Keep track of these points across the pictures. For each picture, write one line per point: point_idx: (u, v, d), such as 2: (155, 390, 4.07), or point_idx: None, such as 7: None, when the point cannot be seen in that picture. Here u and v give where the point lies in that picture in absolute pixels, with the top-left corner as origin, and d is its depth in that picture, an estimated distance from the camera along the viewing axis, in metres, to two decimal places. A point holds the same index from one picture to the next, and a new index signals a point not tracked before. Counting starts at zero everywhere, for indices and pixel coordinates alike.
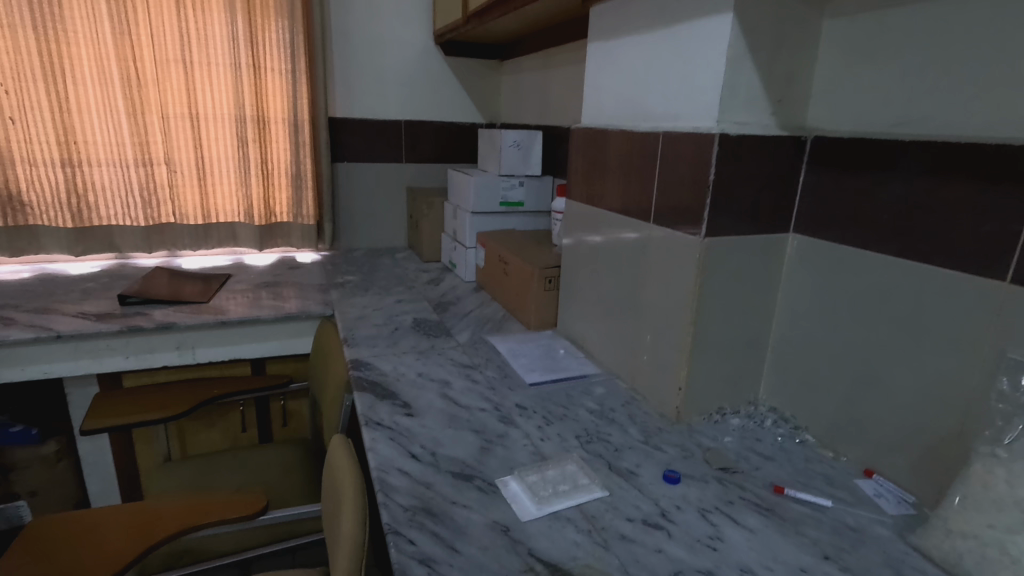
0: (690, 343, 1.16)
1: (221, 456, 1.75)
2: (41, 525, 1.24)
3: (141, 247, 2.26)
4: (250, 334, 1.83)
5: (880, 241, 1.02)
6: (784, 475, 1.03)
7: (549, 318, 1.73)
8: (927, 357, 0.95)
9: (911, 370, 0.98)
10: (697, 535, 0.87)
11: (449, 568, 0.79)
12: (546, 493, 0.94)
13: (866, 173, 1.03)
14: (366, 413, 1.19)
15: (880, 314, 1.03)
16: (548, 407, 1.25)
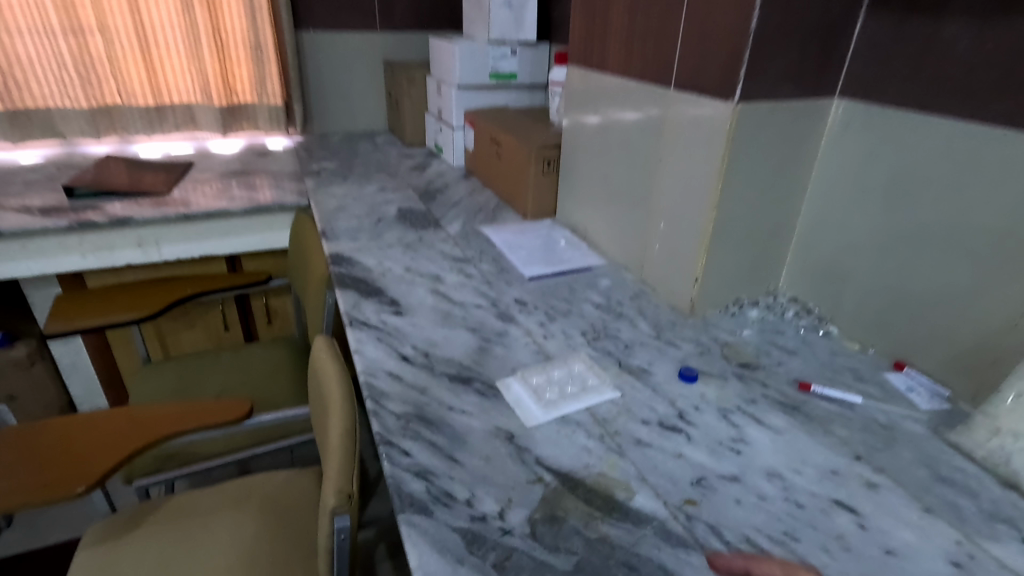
0: (712, 230, 1.03)
1: (204, 358, 1.67)
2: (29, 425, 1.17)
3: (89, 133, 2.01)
4: (219, 229, 1.67)
5: (947, 103, 0.85)
6: (808, 370, 0.95)
7: (547, 206, 1.57)
8: (989, 241, 0.83)
9: (967, 256, 0.86)
10: (718, 438, 0.80)
11: (449, 481, 0.71)
12: (553, 395, 0.86)
13: (942, 15, 0.84)
14: (349, 312, 1.08)
15: (932, 191, 0.89)
16: (550, 303, 1.14)
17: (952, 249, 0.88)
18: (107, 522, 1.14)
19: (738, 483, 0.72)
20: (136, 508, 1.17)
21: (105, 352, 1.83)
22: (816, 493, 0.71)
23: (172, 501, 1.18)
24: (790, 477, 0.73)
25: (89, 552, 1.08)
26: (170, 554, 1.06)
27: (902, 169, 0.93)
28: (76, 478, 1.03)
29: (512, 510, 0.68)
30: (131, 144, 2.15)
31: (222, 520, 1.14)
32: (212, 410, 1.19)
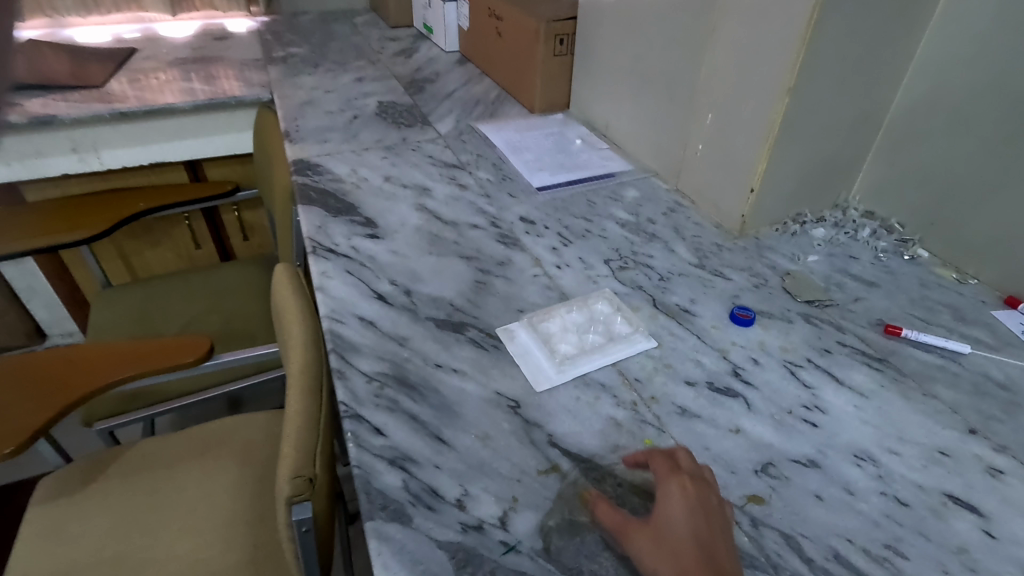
0: (781, 123, 0.78)
1: (169, 281, 1.48)
2: None
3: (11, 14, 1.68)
4: (169, 131, 1.41)
5: None
6: (894, 308, 0.75)
7: (559, 97, 1.29)
8: None
9: None
10: (785, 404, 0.61)
11: (434, 472, 0.54)
12: (569, 347, 0.67)
13: None
14: (312, 237, 0.86)
15: None
16: (564, 221, 0.91)
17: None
18: (60, 474, 1.00)
19: (818, 470, 0.55)
20: (94, 456, 1.03)
21: (63, 274, 1.64)
22: (923, 486, 0.53)
23: (133, 448, 1.04)
24: (885, 460, 0.55)
25: (39, 508, 0.95)
26: (131, 510, 0.94)
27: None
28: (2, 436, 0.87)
29: (517, 514, 0.50)
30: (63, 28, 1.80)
31: (188, 470, 1.00)
32: (163, 350, 1.01)
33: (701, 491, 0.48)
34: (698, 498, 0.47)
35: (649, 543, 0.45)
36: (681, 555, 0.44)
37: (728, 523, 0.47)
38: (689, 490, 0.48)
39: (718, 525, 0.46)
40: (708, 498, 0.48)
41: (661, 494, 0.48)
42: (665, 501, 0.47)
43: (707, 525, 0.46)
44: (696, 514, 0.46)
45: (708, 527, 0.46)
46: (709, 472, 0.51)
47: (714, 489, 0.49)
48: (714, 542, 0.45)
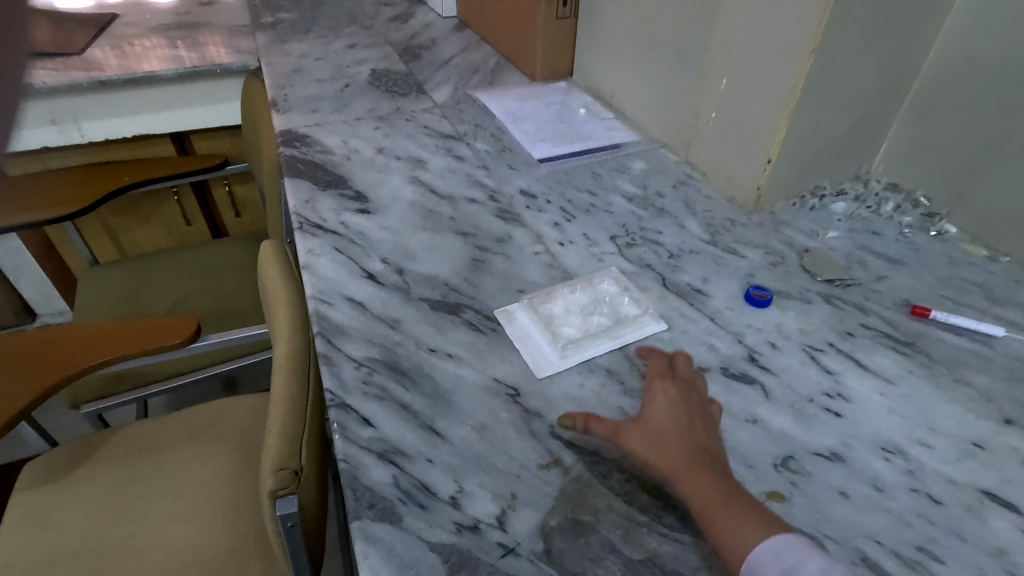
0: (803, 85, 0.72)
1: (158, 258, 1.43)
2: None
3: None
4: (153, 101, 1.34)
5: None
6: (921, 287, 0.70)
7: (562, 64, 1.22)
8: None
9: None
10: (805, 392, 0.57)
11: (427, 466, 0.50)
12: (573, 330, 0.62)
13: None
14: (299, 211, 0.81)
15: None
16: (567, 195, 0.86)
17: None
18: (45, 458, 0.97)
19: (843, 464, 0.50)
20: (80, 440, 1.00)
21: (50, 251, 1.59)
22: (957, 482, 0.49)
23: (120, 433, 1.01)
24: (915, 454, 0.51)
25: (23, 495, 0.92)
26: (119, 495, 0.91)
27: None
28: None
29: (516, 513, 0.46)
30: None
31: (178, 455, 0.97)
32: (146, 332, 0.97)
33: (685, 389, 0.53)
34: (682, 397, 0.52)
35: (637, 437, 0.49)
36: (667, 443, 0.47)
37: (713, 420, 0.52)
38: (674, 390, 0.53)
39: (701, 418, 0.50)
40: (692, 397, 0.53)
41: (648, 395, 0.53)
42: (652, 401, 0.52)
43: (691, 418, 0.50)
44: (680, 408, 0.51)
45: (692, 420, 0.50)
46: (696, 377, 0.56)
47: (700, 392, 0.54)
48: (698, 431, 0.49)
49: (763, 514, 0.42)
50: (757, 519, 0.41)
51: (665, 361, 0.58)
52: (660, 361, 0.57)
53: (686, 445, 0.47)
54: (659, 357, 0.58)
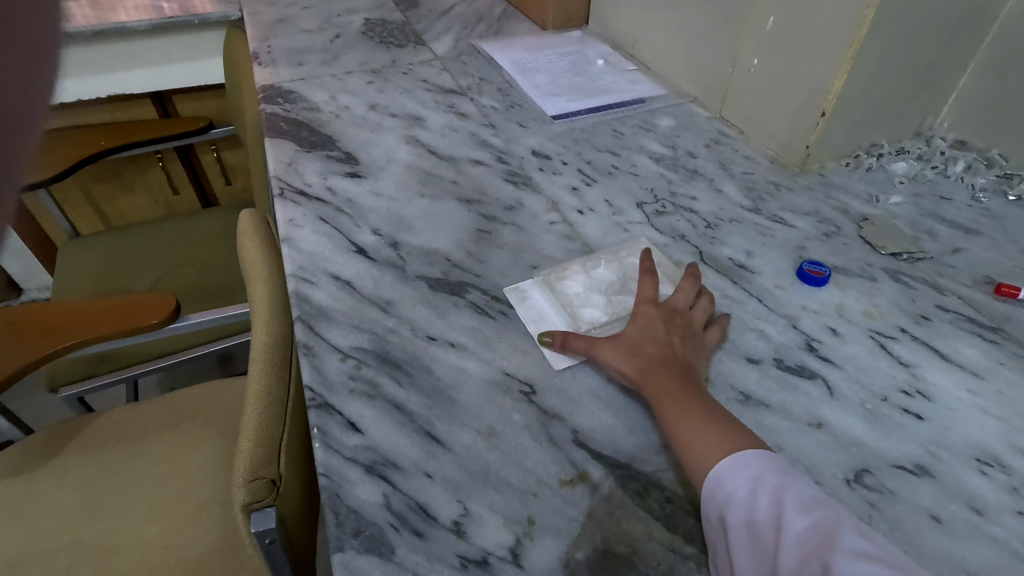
0: (873, 16, 0.60)
1: (143, 229, 1.34)
2: None
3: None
4: (126, 58, 1.22)
5: None
6: (1004, 261, 0.60)
7: (577, 10, 1.09)
8: None
9: None
10: (877, 389, 0.47)
11: (425, 483, 0.41)
12: (596, 312, 0.53)
13: None
14: (280, 176, 0.71)
15: None
16: (586, 156, 0.75)
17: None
18: (20, 445, 0.90)
19: (931, 479, 0.42)
20: (57, 426, 0.93)
21: (31, 222, 1.49)
22: None
23: (99, 419, 0.93)
24: (1018, 466, 0.42)
25: None
26: (99, 484, 0.84)
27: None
28: None
29: (533, 543, 0.38)
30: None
31: (160, 442, 0.89)
32: (118, 311, 0.88)
33: (669, 307, 0.50)
34: (664, 318, 0.48)
35: (610, 354, 0.46)
36: (641, 360, 0.45)
37: (702, 341, 0.49)
38: (658, 307, 0.49)
39: (683, 339, 0.47)
40: (677, 319, 0.49)
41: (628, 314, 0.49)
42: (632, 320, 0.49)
43: (671, 335, 0.47)
44: (660, 329, 0.47)
45: (672, 341, 0.47)
46: (689, 296, 0.51)
47: (687, 313, 0.50)
48: (677, 348, 0.46)
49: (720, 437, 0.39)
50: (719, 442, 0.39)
51: (650, 276, 0.52)
52: (646, 277, 0.52)
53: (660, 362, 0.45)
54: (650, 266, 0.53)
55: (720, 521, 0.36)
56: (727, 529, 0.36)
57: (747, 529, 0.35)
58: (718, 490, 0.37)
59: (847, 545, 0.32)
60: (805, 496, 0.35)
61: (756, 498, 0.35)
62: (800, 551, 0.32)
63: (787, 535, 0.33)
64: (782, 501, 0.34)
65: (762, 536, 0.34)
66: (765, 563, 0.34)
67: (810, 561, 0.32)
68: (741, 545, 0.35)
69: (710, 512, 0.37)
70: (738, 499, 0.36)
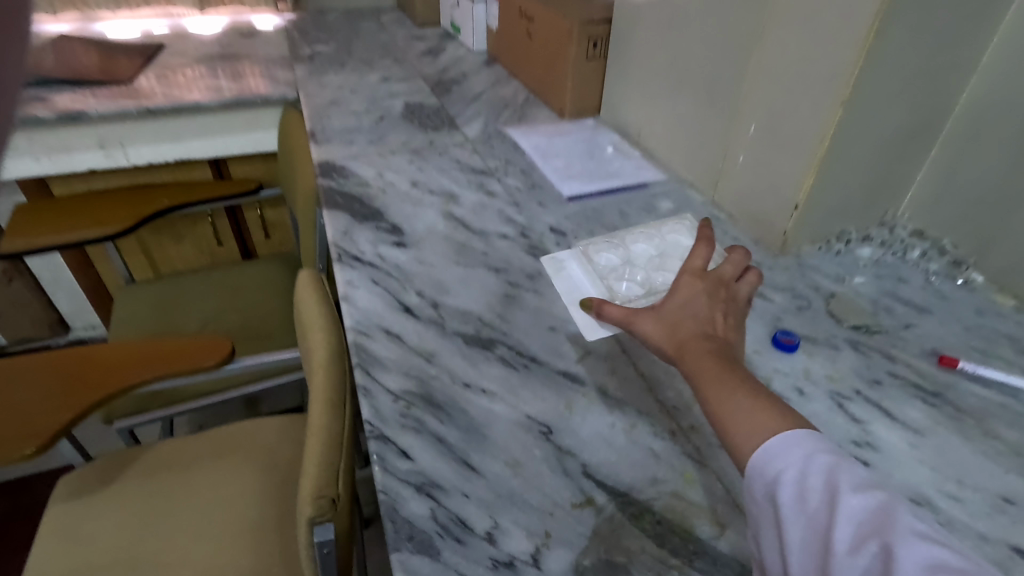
0: (832, 135, 0.74)
1: (191, 277, 1.48)
2: None
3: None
4: (193, 129, 1.40)
5: None
6: (950, 336, 0.71)
7: (590, 102, 1.26)
8: None
9: None
10: (834, 440, 0.58)
11: (462, 501, 0.51)
12: (629, 288, 0.75)
13: None
14: (338, 242, 0.84)
15: None
16: (596, 233, 0.88)
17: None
18: (80, 471, 1.00)
19: None
20: (112, 455, 1.02)
21: (88, 267, 1.64)
22: (987, 537, 0.50)
23: (151, 449, 1.03)
24: (946, 508, 0.52)
25: (59, 508, 0.94)
26: (154, 507, 0.93)
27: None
28: (21, 435, 0.85)
29: (550, 551, 0.48)
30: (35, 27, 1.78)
31: (207, 471, 0.99)
32: (181, 352, 1.00)
33: (713, 284, 0.56)
34: (710, 288, 0.56)
35: (650, 319, 0.55)
36: (679, 336, 0.52)
37: (741, 311, 0.56)
38: (701, 284, 0.56)
39: (723, 313, 0.54)
40: (720, 292, 0.56)
41: (674, 283, 0.57)
42: (677, 292, 0.56)
43: (712, 310, 0.54)
44: (704, 298, 0.55)
45: (712, 317, 0.54)
46: (736, 270, 0.58)
47: (733, 285, 0.57)
48: (716, 324, 0.53)
49: (756, 392, 0.46)
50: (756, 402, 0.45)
51: (705, 246, 0.59)
52: (698, 249, 0.59)
53: (697, 330, 0.53)
54: (707, 235, 0.61)
55: (769, 498, 0.40)
56: (778, 504, 0.40)
57: (797, 505, 0.39)
58: (768, 469, 0.41)
59: (905, 525, 0.35)
60: (858, 478, 0.38)
61: (808, 479, 0.39)
62: (855, 530, 0.36)
63: (842, 513, 0.36)
64: (836, 482, 0.38)
65: (815, 513, 0.38)
66: (816, 537, 0.37)
67: (868, 538, 0.35)
68: (794, 519, 0.38)
69: (761, 488, 0.41)
70: (789, 480, 0.39)
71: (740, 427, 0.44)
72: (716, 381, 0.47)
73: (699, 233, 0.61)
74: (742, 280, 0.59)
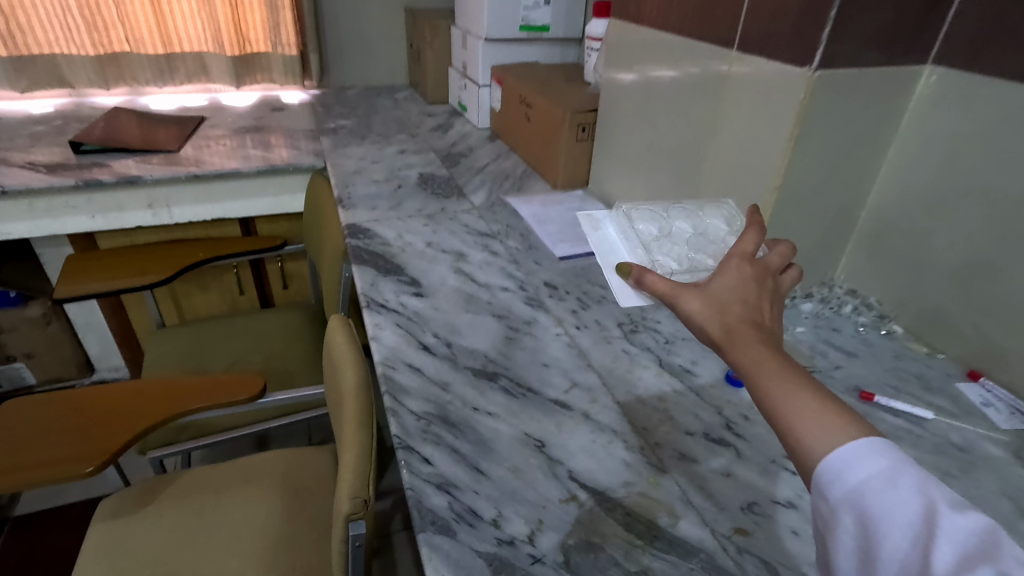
0: (770, 214, 0.91)
1: (217, 323, 1.62)
2: (31, 400, 1.10)
3: (50, 86, 1.90)
4: (230, 192, 1.59)
5: None
6: (872, 376, 0.87)
7: (579, 175, 1.46)
8: None
9: None
10: (771, 455, 0.72)
11: (474, 496, 0.65)
12: (671, 263, 0.81)
13: None
14: (366, 292, 1.00)
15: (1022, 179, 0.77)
16: (583, 287, 1.05)
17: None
18: (119, 495, 1.11)
19: (796, 510, 0.65)
20: (147, 481, 1.14)
21: (120, 312, 1.78)
22: None
23: (184, 475, 1.15)
24: None
25: (100, 527, 1.05)
26: (188, 526, 1.04)
27: (1013, 147, 0.77)
28: (85, 455, 0.97)
29: (542, 534, 0.61)
30: (88, 98, 2.02)
31: (234, 494, 1.11)
32: (220, 385, 1.13)
33: (760, 272, 0.55)
34: (758, 275, 0.54)
35: (697, 296, 0.53)
36: (730, 320, 0.50)
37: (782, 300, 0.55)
38: (748, 269, 0.54)
39: (770, 300, 0.53)
40: (767, 280, 0.55)
41: (722, 266, 0.55)
42: (726, 275, 0.54)
43: (760, 297, 0.52)
44: (752, 284, 0.53)
45: (760, 304, 0.52)
46: (780, 263, 0.58)
47: (776, 277, 0.56)
48: (764, 312, 0.51)
49: (821, 391, 0.43)
50: (820, 403, 0.42)
51: (754, 235, 0.58)
52: (749, 236, 0.57)
53: (747, 315, 0.50)
54: (757, 222, 0.60)
55: (856, 507, 0.37)
56: (863, 513, 0.37)
57: (889, 517, 0.36)
58: (850, 476, 0.38)
59: (1009, 555, 0.33)
60: (952, 498, 0.36)
61: (898, 491, 0.37)
62: (957, 551, 0.34)
63: (944, 532, 0.34)
64: (934, 500, 0.36)
65: (909, 528, 0.35)
66: (910, 551, 0.35)
67: (974, 560, 0.33)
68: (887, 533, 0.36)
69: (841, 493, 0.38)
70: (879, 488, 0.37)
71: (807, 422, 0.41)
72: (776, 371, 0.45)
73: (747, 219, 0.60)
74: (783, 273, 0.59)
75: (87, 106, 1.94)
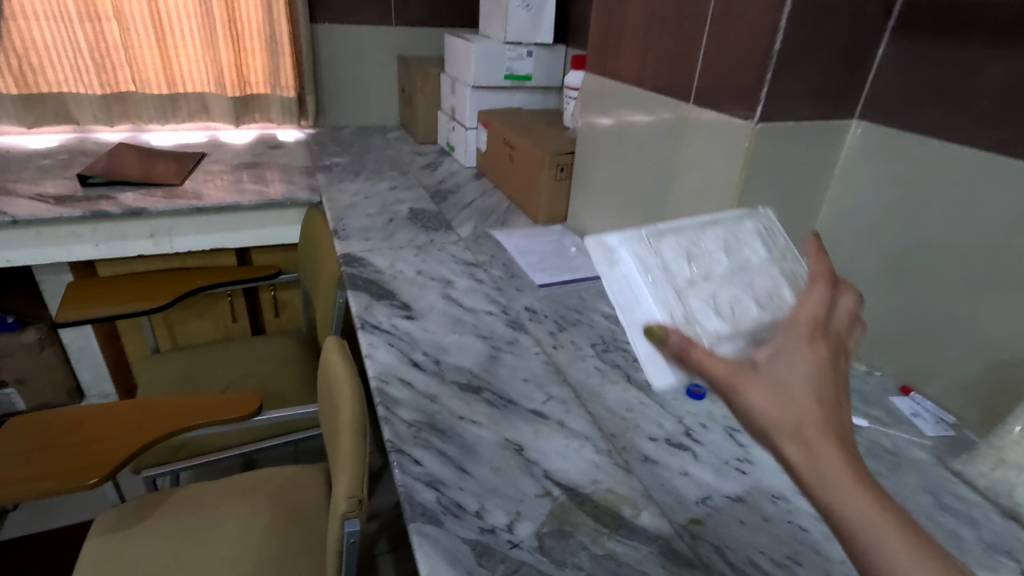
0: None
1: (211, 348, 1.68)
2: (36, 417, 1.16)
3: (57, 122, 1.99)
4: (229, 223, 1.67)
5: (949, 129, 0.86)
6: None
7: (558, 211, 1.58)
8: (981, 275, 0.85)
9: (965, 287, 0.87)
10: (724, 457, 0.81)
11: (460, 492, 0.73)
12: (718, 324, 0.54)
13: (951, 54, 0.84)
14: (361, 315, 1.09)
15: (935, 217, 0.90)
16: (561, 312, 1.15)
17: (982, 280, 0.85)
18: (116, 510, 1.15)
19: (744, 503, 0.74)
20: (143, 497, 1.18)
21: (114, 338, 1.83)
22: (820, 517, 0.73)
23: (180, 491, 1.20)
24: (796, 500, 0.75)
25: (97, 540, 1.09)
26: (183, 542, 1.09)
27: (926, 190, 0.90)
28: (88, 468, 1.02)
29: (520, 522, 0.69)
30: (92, 134, 2.11)
31: (230, 510, 1.16)
32: (218, 403, 1.20)
33: (834, 351, 0.43)
34: (832, 354, 0.43)
35: (760, 384, 0.41)
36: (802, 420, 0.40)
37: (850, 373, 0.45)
38: (823, 349, 0.43)
39: (844, 387, 0.42)
40: (840, 360, 0.43)
41: (787, 342, 0.43)
42: (795, 361, 0.42)
43: (835, 388, 0.41)
44: (827, 368, 0.42)
45: (837, 399, 0.41)
46: (849, 326, 0.46)
47: (847, 347, 0.45)
48: (841, 407, 0.41)
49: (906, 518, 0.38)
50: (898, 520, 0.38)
51: (824, 300, 0.45)
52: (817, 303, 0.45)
53: (826, 419, 0.40)
54: (826, 274, 0.47)
55: None
56: None
57: None
58: None
59: None
60: None
61: None
62: None
63: None
64: None
65: None
66: None
67: None
68: None
69: None
70: None
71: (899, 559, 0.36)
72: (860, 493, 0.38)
73: (813, 270, 0.47)
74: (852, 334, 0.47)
75: (91, 141, 2.03)
